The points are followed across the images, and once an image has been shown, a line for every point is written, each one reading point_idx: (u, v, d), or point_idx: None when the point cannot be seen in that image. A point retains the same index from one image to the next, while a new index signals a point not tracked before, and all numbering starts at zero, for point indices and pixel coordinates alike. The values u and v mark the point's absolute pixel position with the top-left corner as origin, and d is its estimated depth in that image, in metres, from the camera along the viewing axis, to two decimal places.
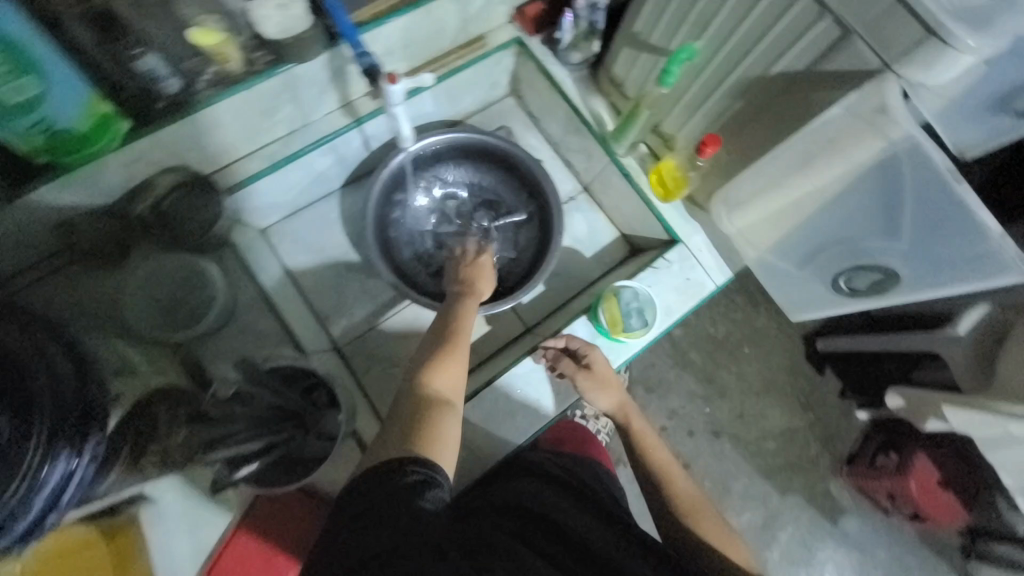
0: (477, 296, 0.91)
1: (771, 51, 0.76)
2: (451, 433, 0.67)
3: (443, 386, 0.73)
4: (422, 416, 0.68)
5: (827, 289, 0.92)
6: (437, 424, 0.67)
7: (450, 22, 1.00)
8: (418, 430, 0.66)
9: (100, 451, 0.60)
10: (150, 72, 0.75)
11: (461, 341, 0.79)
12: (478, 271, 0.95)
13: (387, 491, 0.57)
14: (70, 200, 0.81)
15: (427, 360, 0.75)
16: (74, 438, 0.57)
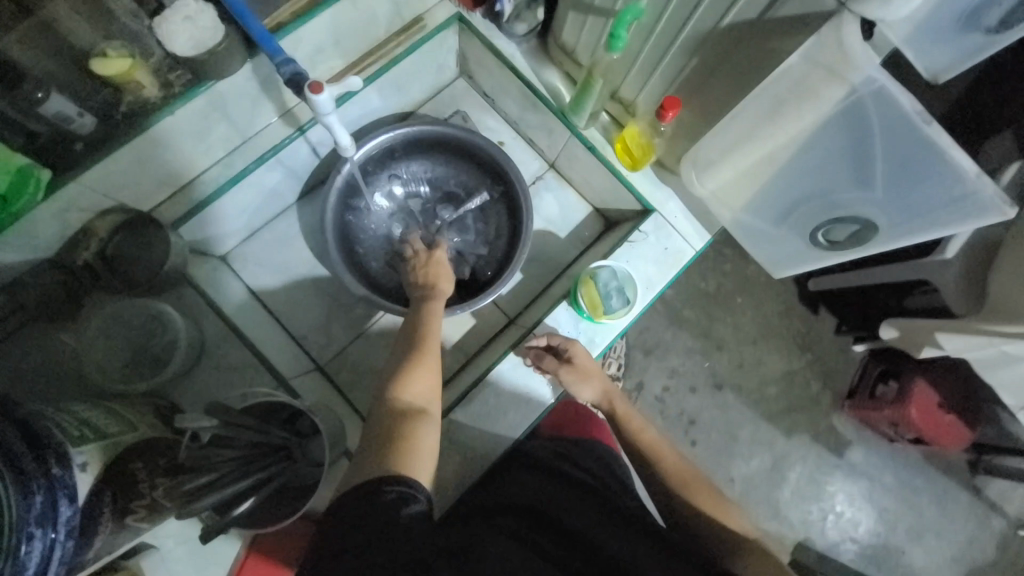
0: (440, 295, 0.89)
1: (720, 1, 0.70)
2: (429, 441, 0.67)
3: (418, 393, 0.72)
4: (398, 430, 0.67)
5: (807, 243, 0.89)
6: (411, 434, 0.67)
7: (380, 8, 0.93)
8: (393, 442, 0.65)
9: (76, 522, 0.58)
10: (58, 115, 0.70)
11: (427, 347, 0.78)
12: (439, 270, 0.92)
13: (366, 510, 0.56)
14: (8, 259, 0.77)
15: (396, 372, 0.74)
16: (46, 514, 0.54)
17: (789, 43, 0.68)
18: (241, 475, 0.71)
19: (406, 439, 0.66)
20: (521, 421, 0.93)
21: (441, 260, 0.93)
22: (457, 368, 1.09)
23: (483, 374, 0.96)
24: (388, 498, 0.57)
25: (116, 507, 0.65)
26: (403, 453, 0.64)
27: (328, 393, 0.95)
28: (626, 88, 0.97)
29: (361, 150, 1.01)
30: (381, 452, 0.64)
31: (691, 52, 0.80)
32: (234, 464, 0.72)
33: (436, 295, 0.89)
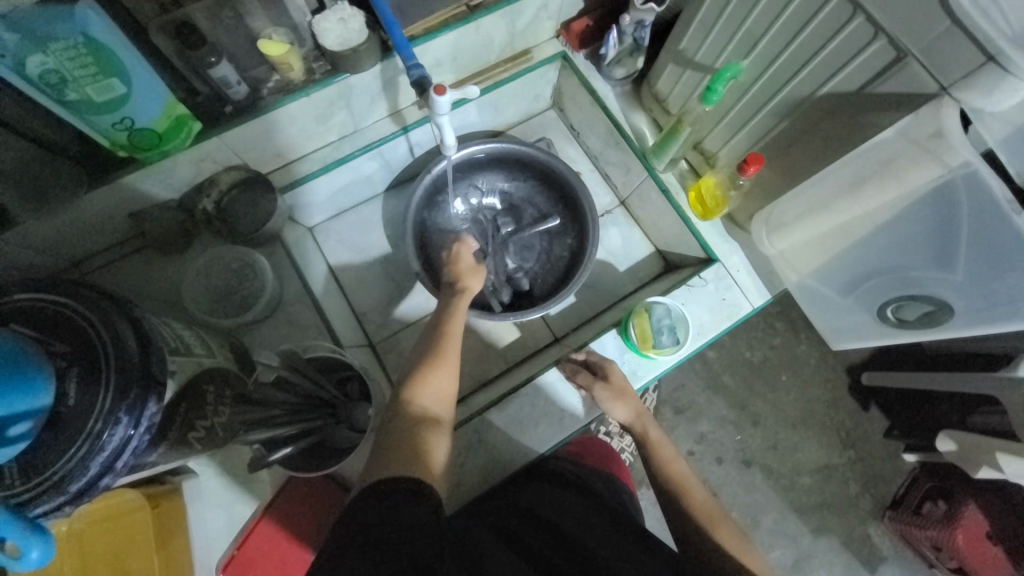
0: (467, 297, 0.91)
1: (819, 73, 0.75)
2: (440, 446, 0.66)
3: (432, 402, 0.70)
4: (410, 436, 0.65)
5: (872, 318, 0.88)
6: (422, 439, 0.65)
7: (498, 37, 1.03)
8: (405, 447, 0.63)
9: (156, 421, 0.62)
10: (222, 79, 0.81)
11: (445, 352, 0.77)
12: (468, 271, 0.94)
13: (378, 509, 0.53)
14: (147, 193, 0.89)
15: (413, 374, 0.73)
16: (133, 409, 0.59)
17: (881, 118, 0.71)
18: (291, 420, 0.77)
19: (415, 442, 0.64)
20: (550, 434, 0.95)
21: (463, 253, 0.96)
22: (500, 372, 1.12)
23: (534, 375, 0.98)
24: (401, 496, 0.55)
25: (186, 419, 0.70)
26: (413, 459, 0.61)
27: (375, 370, 1.00)
28: (712, 140, 1.01)
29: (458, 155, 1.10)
30: (390, 449, 0.63)
31: (783, 114, 0.84)
32: (286, 407, 0.77)
33: (461, 296, 0.89)
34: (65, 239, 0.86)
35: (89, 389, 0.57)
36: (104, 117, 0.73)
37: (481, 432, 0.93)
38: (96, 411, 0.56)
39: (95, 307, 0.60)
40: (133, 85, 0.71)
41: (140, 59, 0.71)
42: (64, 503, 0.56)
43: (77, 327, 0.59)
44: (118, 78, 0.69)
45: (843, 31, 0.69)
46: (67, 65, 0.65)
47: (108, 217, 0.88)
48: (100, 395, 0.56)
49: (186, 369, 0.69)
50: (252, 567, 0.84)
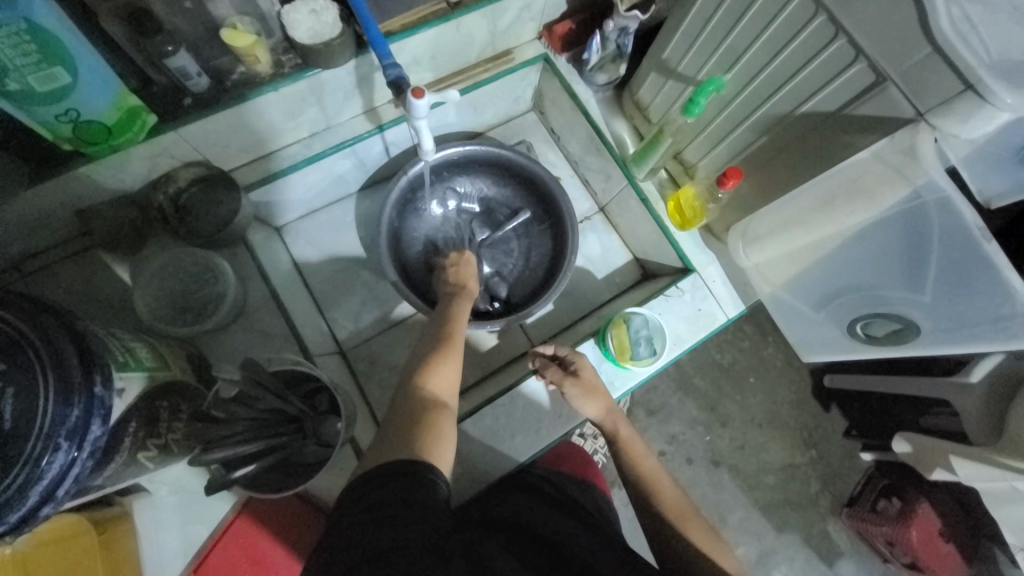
0: (468, 298, 0.92)
1: (800, 91, 0.75)
2: (448, 427, 0.66)
3: (440, 384, 0.71)
4: (422, 418, 0.65)
5: (843, 334, 0.90)
6: (434, 422, 0.65)
7: (479, 36, 1.00)
8: (419, 430, 0.63)
9: (101, 444, 0.57)
10: (180, 69, 0.75)
11: (453, 343, 0.78)
12: (466, 273, 0.95)
13: (389, 490, 0.53)
14: (96, 189, 0.82)
15: (422, 363, 0.74)
16: (76, 432, 0.54)
17: (859, 140, 0.72)
18: (254, 437, 0.73)
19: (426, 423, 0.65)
20: (527, 445, 0.93)
21: (468, 262, 0.96)
22: (479, 379, 1.10)
23: (514, 383, 0.96)
24: (413, 480, 0.55)
25: (137, 439, 0.65)
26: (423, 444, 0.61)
27: (345, 378, 0.96)
28: (692, 151, 1.01)
29: (438, 154, 1.06)
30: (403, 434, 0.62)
31: (762, 130, 0.84)
32: (248, 424, 0.73)
33: (464, 297, 0.91)
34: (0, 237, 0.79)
35: (25, 413, 0.51)
36: (47, 108, 0.66)
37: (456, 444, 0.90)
38: (33, 438, 0.51)
39: (31, 321, 0.54)
40: (80, 74, 0.65)
41: (88, 46, 0.64)
42: (3, 535, 0.51)
43: (10, 344, 0.53)
44: (64, 66, 0.63)
45: (826, 52, 0.69)
46: (3, 50, 0.58)
47: (50, 215, 0.81)
48: (38, 420, 0.51)
49: (138, 386, 0.64)
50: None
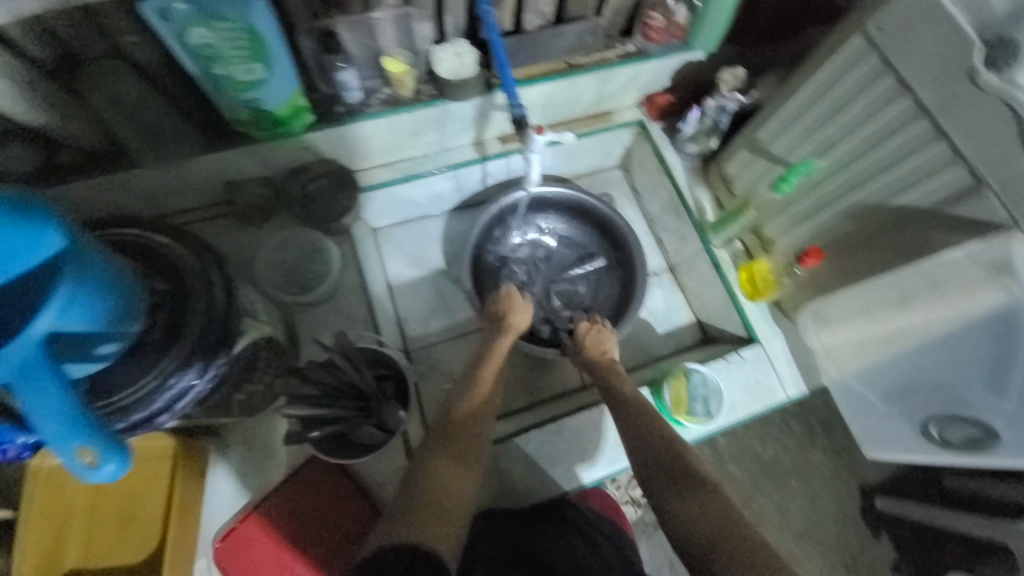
0: (508, 337, 0.95)
1: (895, 184, 0.80)
2: (460, 496, 0.68)
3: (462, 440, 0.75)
4: (434, 483, 0.68)
5: (915, 435, 0.89)
6: (444, 483, 0.68)
7: (588, 95, 1.12)
8: (426, 497, 0.66)
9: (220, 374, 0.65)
10: (343, 83, 0.90)
11: (480, 389, 0.83)
12: (515, 309, 0.99)
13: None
14: (248, 168, 0.97)
15: (445, 419, 0.78)
16: (206, 359, 0.62)
17: (946, 238, 0.75)
18: (325, 403, 0.81)
19: (444, 469, 0.70)
20: (568, 477, 0.94)
21: (513, 294, 1.01)
22: (527, 403, 1.13)
23: (567, 414, 0.98)
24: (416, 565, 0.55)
25: (235, 380, 0.73)
26: (445, 494, 0.67)
27: None
28: (772, 228, 1.05)
29: (537, 191, 1.16)
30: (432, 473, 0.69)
31: (851, 216, 0.88)
32: (325, 391, 0.81)
33: (505, 336, 0.95)
34: (166, 192, 0.94)
35: (173, 331, 0.61)
36: (242, 95, 0.82)
37: (499, 459, 0.93)
38: (173, 353, 0.60)
39: (198, 257, 0.65)
40: (272, 71, 0.80)
41: (286, 53, 0.79)
42: (125, 428, 0.60)
43: (177, 273, 0.64)
44: (260, 63, 0.77)
45: (924, 153, 0.74)
46: (222, 42, 0.73)
47: (208, 181, 0.96)
48: (180, 341, 0.60)
49: (250, 332, 0.73)
50: (243, 554, 0.80)
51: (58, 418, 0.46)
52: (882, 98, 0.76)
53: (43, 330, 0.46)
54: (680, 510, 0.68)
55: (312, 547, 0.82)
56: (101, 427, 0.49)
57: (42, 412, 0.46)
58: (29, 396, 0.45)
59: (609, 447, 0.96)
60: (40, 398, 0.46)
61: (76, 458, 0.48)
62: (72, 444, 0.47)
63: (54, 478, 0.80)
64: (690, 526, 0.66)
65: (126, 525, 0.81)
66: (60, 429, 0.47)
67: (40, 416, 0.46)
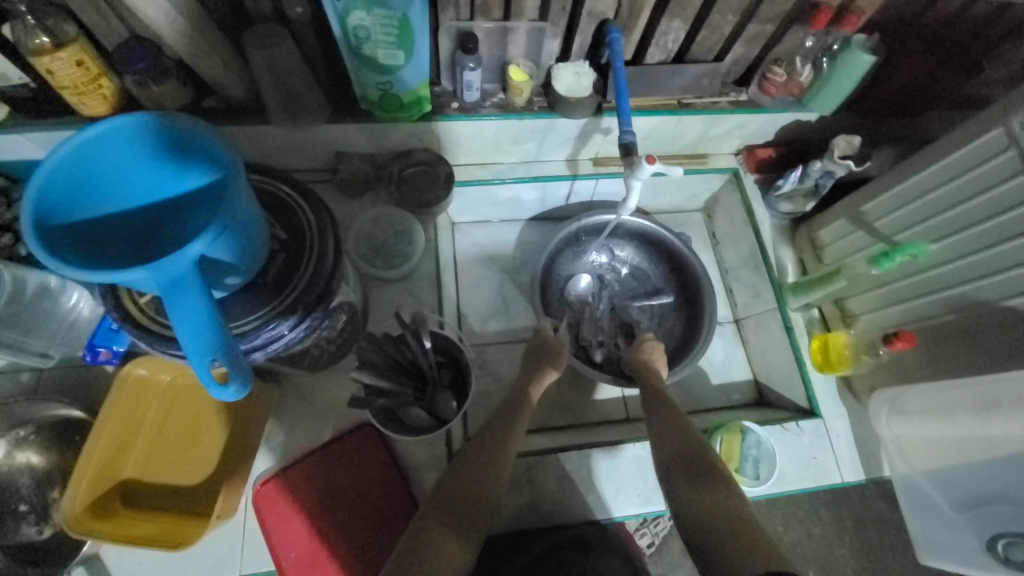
0: (541, 381, 0.93)
1: (1010, 285, 0.75)
2: (456, 550, 0.64)
3: (469, 491, 0.71)
4: (429, 532, 0.64)
5: (982, 548, 0.81)
6: (438, 537, 0.64)
7: (691, 134, 1.12)
8: (415, 553, 0.62)
9: (309, 328, 0.69)
10: (467, 82, 0.94)
11: (511, 425, 0.82)
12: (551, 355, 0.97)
13: None
14: (360, 143, 1.03)
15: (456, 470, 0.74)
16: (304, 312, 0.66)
17: None
18: (391, 376, 0.83)
19: (464, 495, 0.70)
20: (598, 506, 0.92)
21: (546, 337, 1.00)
22: (566, 423, 1.12)
23: (609, 443, 0.97)
24: None
25: (318, 336, 0.77)
26: (454, 537, 0.65)
27: None
28: (857, 302, 1.02)
29: (624, 219, 1.17)
30: (446, 511, 0.68)
31: (952, 308, 0.84)
32: (391, 363, 0.84)
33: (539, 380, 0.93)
34: (283, 151, 1.01)
35: (281, 279, 0.66)
36: (378, 77, 0.88)
37: (534, 471, 0.92)
38: (281, 299, 0.64)
39: (317, 217, 0.70)
40: (410, 60, 0.85)
41: (426, 44, 0.85)
42: None
43: (297, 227, 0.69)
44: (404, 51, 0.83)
45: None
46: (376, 27, 0.80)
47: (321, 149, 1.02)
48: (289, 289, 0.65)
49: (340, 295, 0.78)
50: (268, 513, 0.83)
51: (198, 332, 0.50)
52: (1014, 194, 0.72)
53: (198, 251, 0.50)
54: (686, 498, 0.68)
55: (342, 512, 0.85)
56: (231, 348, 0.53)
57: (186, 326, 0.50)
58: (179, 309, 0.50)
59: (647, 487, 0.94)
60: (188, 312, 0.50)
61: (208, 373, 0.52)
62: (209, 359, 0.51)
63: (134, 393, 0.84)
64: (695, 514, 0.66)
65: (187, 449, 0.87)
66: (196, 342, 0.50)
67: (185, 328, 0.50)
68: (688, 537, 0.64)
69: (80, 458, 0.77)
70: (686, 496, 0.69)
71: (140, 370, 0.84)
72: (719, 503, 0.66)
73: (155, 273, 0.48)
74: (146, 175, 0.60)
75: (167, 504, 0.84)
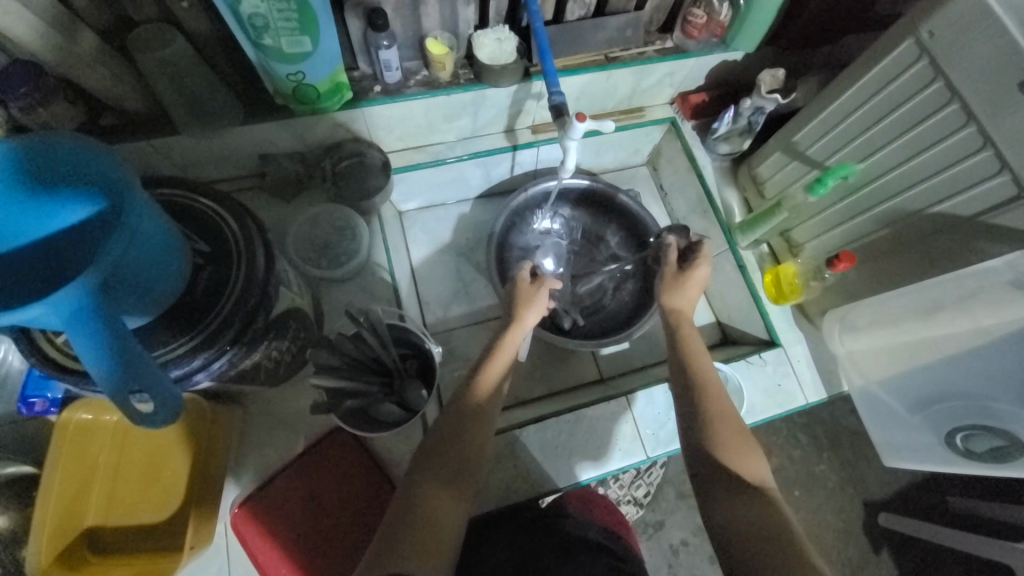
0: (519, 330, 0.87)
1: (933, 193, 0.79)
2: (448, 519, 0.64)
3: (464, 445, 0.71)
4: (426, 499, 0.65)
5: (939, 442, 0.87)
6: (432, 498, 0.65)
7: (623, 89, 1.12)
8: (416, 519, 0.62)
9: (251, 342, 0.66)
10: (385, 62, 0.90)
11: (483, 385, 0.79)
12: (528, 299, 0.90)
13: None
14: (285, 141, 0.97)
15: (446, 424, 0.73)
16: (241, 326, 0.63)
17: (985, 246, 0.74)
18: (353, 377, 0.81)
19: (449, 453, 0.70)
20: (583, 466, 0.94)
21: (523, 286, 0.91)
22: (543, 394, 1.13)
23: (585, 405, 0.98)
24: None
25: (269, 346, 0.74)
26: (440, 499, 0.65)
27: None
28: (802, 232, 1.05)
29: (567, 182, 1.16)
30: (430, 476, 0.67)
31: (884, 223, 0.88)
32: (351, 363, 0.81)
33: (517, 329, 0.86)
34: (204, 160, 0.95)
35: (211, 295, 0.62)
36: (286, 68, 0.82)
37: (515, 446, 0.93)
38: (215, 315, 0.61)
39: (241, 224, 0.66)
40: (318, 45, 0.81)
41: (332, 27, 0.80)
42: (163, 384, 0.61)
43: (219, 238, 0.65)
44: (309, 36, 0.78)
45: (965, 161, 0.73)
46: (274, 13, 0.74)
47: (244, 153, 0.97)
48: (222, 304, 0.61)
49: (281, 302, 0.74)
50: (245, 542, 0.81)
51: (113, 370, 0.48)
52: (929, 102, 0.75)
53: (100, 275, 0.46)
54: (720, 508, 0.63)
55: (326, 519, 0.84)
56: (153, 380, 0.51)
57: (99, 363, 0.48)
58: (85, 341, 0.46)
59: (627, 441, 0.96)
60: (98, 346, 0.47)
61: (130, 405, 0.50)
62: (129, 390, 0.49)
63: (79, 437, 0.81)
64: (732, 525, 0.61)
65: (150, 485, 0.83)
66: (113, 380, 0.48)
67: (97, 363, 0.47)
68: (724, 554, 0.60)
69: (35, 512, 0.75)
70: (717, 505, 0.64)
71: (83, 414, 0.81)
72: (744, 495, 0.63)
73: (52, 302, 0.44)
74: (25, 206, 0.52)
75: (140, 543, 0.80)
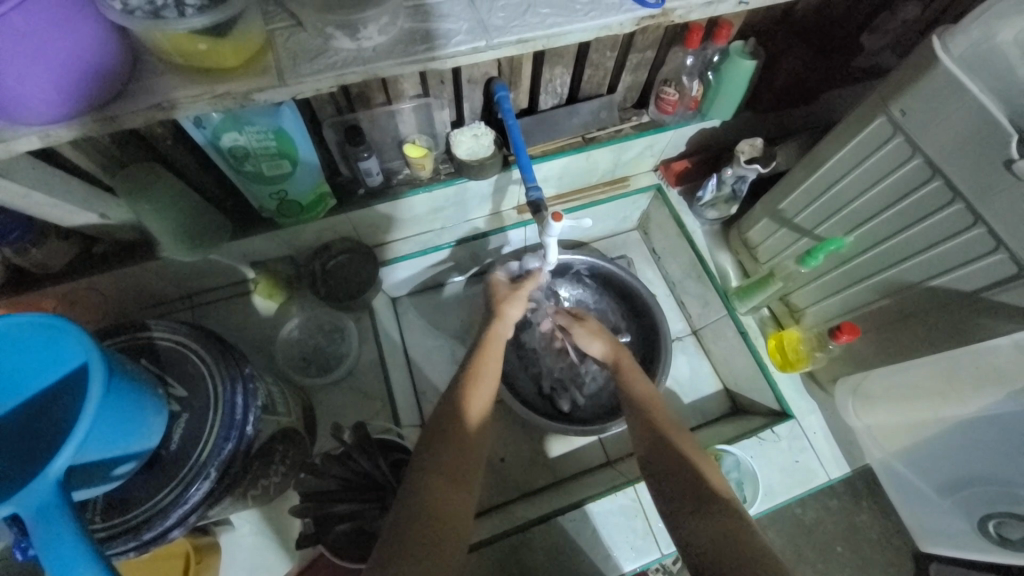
0: (503, 325, 0.89)
1: (929, 266, 0.76)
2: (459, 519, 0.63)
3: (478, 411, 0.74)
4: (435, 508, 0.62)
5: (972, 529, 0.85)
6: (442, 498, 0.63)
7: (603, 165, 1.13)
8: (427, 513, 0.61)
9: (219, 491, 0.63)
10: (366, 170, 0.91)
11: (476, 404, 0.75)
12: (508, 298, 0.93)
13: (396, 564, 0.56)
14: (272, 250, 0.99)
15: (455, 397, 0.75)
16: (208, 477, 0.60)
17: (992, 323, 0.71)
18: (346, 497, 0.77)
19: (456, 452, 0.68)
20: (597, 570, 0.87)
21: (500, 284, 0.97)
22: (548, 483, 1.08)
23: (589, 499, 0.92)
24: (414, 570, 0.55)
25: (254, 476, 0.72)
26: (449, 496, 0.64)
27: None
28: (801, 297, 1.02)
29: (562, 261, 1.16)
30: (432, 466, 0.66)
31: (885, 292, 0.84)
32: (341, 483, 0.78)
33: (500, 324, 0.88)
34: (195, 275, 0.96)
35: (190, 447, 0.61)
36: (268, 188, 0.85)
37: (519, 551, 0.87)
38: (190, 466, 0.60)
39: (220, 363, 0.65)
40: (298, 166, 0.83)
41: (310, 144, 0.82)
42: (132, 548, 0.59)
43: (199, 380, 0.65)
44: (289, 159, 0.81)
45: (959, 237, 0.70)
46: (252, 143, 0.76)
47: (232, 265, 0.98)
48: (195, 453, 0.61)
49: (266, 431, 0.73)
50: None
51: (65, 566, 0.42)
52: (912, 177, 0.73)
53: (63, 467, 0.45)
54: (688, 527, 0.63)
55: None
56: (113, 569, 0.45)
57: (52, 560, 0.42)
58: (45, 539, 0.43)
59: (638, 537, 0.90)
60: (54, 538, 0.43)
61: None
62: None
63: None
64: (699, 538, 0.61)
65: None
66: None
67: (49, 560, 0.42)
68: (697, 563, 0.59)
69: None
70: (687, 523, 0.64)
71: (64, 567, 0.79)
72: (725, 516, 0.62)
73: (16, 504, 0.43)
74: (28, 371, 0.51)
75: None
